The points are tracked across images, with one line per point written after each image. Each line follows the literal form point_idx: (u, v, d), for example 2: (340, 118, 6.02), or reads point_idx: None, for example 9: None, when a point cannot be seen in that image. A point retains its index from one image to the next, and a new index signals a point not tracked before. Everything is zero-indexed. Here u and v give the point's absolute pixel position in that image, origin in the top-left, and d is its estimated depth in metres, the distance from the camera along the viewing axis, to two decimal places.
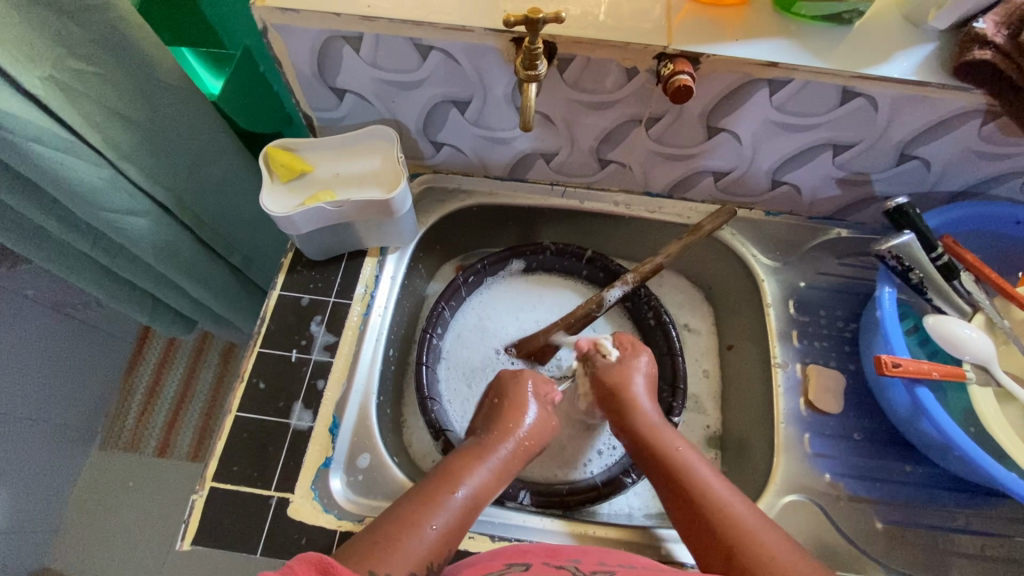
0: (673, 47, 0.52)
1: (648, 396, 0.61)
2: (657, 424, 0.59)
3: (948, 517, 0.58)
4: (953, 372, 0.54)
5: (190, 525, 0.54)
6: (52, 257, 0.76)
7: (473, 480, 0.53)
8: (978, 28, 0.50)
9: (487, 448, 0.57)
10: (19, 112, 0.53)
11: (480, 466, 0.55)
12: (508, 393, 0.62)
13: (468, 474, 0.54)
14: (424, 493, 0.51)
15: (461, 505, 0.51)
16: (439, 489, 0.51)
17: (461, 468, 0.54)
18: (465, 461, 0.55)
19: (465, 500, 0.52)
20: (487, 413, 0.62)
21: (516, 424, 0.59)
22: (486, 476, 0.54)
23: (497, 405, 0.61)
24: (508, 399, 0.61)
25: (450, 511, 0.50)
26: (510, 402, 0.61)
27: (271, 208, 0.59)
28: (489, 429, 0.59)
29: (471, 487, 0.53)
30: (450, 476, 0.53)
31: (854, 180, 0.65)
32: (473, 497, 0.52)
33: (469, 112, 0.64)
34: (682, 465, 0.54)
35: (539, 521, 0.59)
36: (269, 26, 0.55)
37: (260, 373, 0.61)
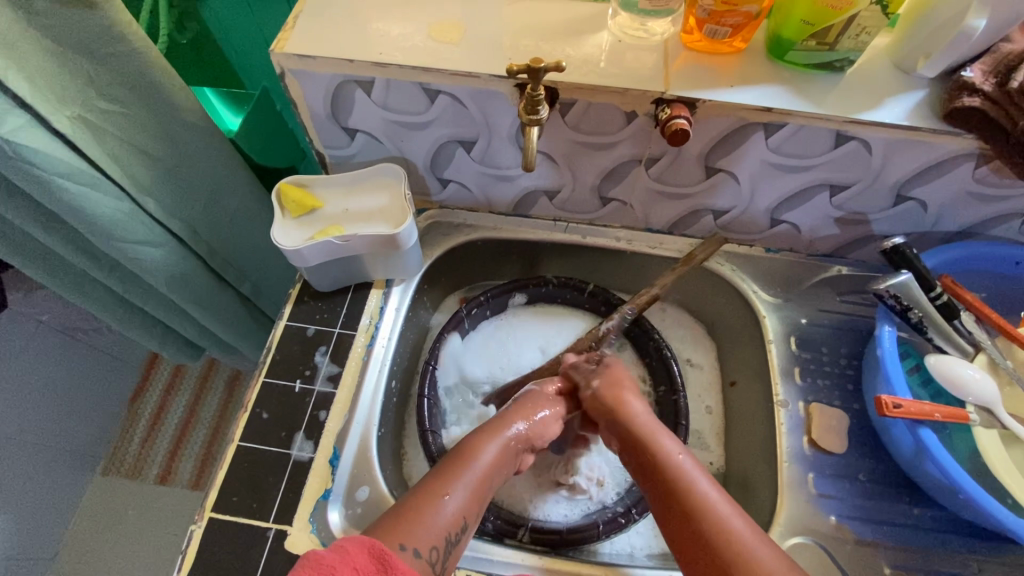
0: (670, 92, 0.55)
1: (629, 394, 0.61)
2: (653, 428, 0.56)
3: (963, 564, 0.56)
4: (957, 414, 0.52)
5: (187, 556, 0.54)
6: (69, 285, 0.78)
7: (487, 458, 0.54)
8: (965, 77, 0.52)
9: (498, 429, 0.57)
10: (47, 148, 0.55)
11: (497, 444, 0.55)
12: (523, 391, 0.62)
13: (482, 451, 0.54)
14: (444, 470, 0.52)
15: (477, 482, 0.52)
16: (457, 467, 0.52)
17: (477, 448, 0.54)
18: (481, 441, 0.55)
19: (479, 478, 0.52)
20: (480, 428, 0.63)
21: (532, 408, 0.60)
22: (500, 455, 0.55)
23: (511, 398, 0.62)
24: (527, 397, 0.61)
25: (467, 485, 0.51)
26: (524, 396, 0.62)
27: (281, 241, 0.60)
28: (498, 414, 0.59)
29: (485, 464, 0.53)
30: (468, 452, 0.54)
31: (852, 220, 0.66)
32: (488, 477, 0.53)
33: (474, 151, 0.66)
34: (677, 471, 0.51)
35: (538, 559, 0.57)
36: (286, 71, 0.58)
37: (263, 403, 0.62)
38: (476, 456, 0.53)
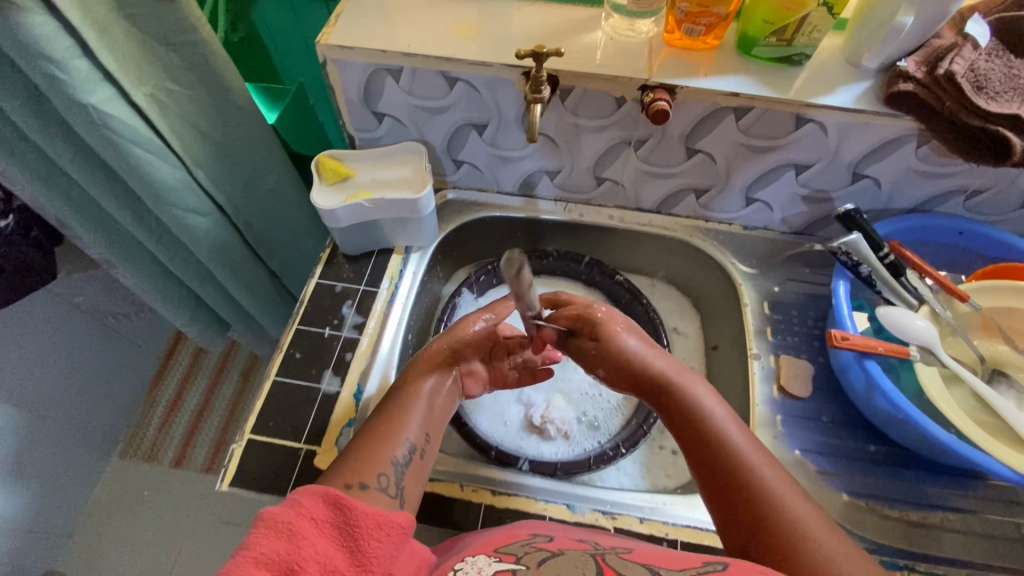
0: (654, 79, 0.65)
1: (655, 355, 0.61)
2: (685, 381, 0.59)
3: (914, 493, 0.63)
4: (897, 349, 0.60)
5: (229, 469, 0.62)
6: (122, 256, 0.87)
7: (424, 388, 0.60)
8: (901, 66, 0.62)
9: (433, 360, 0.63)
10: (127, 119, 0.65)
11: (436, 376, 0.62)
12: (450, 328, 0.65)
13: (418, 384, 0.60)
14: (389, 409, 0.58)
15: (419, 413, 0.58)
16: (403, 406, 0.58)
17: (414, 381, 0.61)
18: (416, 375, 0.61)
19: (420, 408, 0.59)
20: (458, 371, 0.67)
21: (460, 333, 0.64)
22: (438, 384, 0.62)
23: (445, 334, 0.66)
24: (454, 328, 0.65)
25: (411, 417, 0.57)
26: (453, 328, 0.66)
27: (318, 203, 0.69)
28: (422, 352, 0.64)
29: (425, 394, 0.60)
30: (411, 390, 0.60)
31: (817, 198, 0.75)
32: (429, 404, 0.60)
33: (486, 134, 0.76)
34: (720, 428, 0.55)
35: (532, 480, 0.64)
36: (329, 60, 0.69)
37: (296, 346, 0.70)
38: (418, 390, 0.60)
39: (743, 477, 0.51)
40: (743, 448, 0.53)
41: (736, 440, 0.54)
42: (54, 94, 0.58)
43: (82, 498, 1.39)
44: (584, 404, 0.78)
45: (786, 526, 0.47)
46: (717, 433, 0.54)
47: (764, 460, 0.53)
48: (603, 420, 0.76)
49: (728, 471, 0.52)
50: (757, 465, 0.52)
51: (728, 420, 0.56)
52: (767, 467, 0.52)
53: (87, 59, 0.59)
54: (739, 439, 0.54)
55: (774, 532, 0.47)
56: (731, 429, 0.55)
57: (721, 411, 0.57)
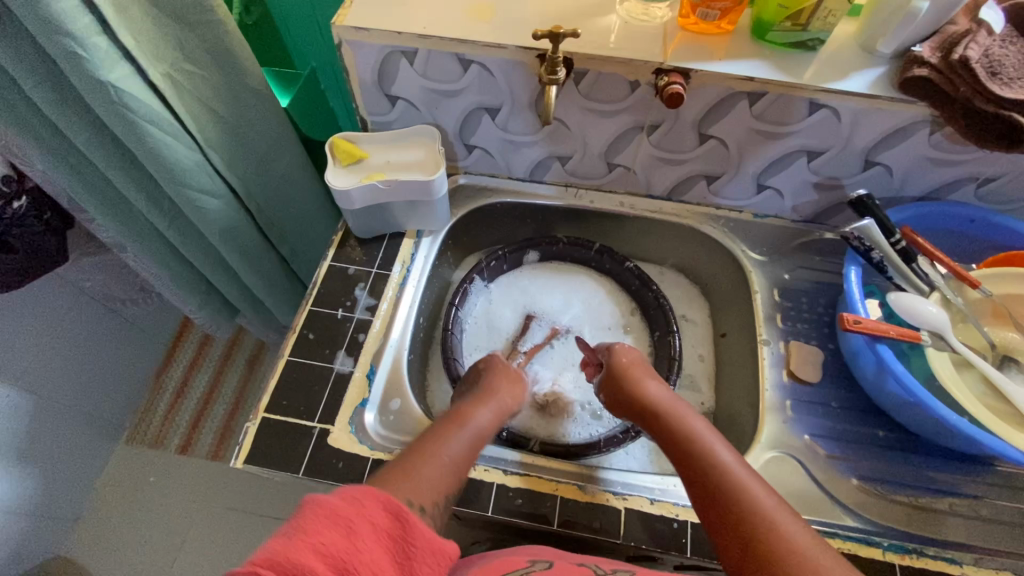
0: (668, 63, 0.65)
1: (670, 398, 0.64)
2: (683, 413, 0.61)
3: (921, 477, 0.64)
4: (907, 333, 0.60)
5: (244, 446, 0.62)
6: (135, 238, 0.87)
7: (455, 447, 0.56)
8: (916, 52, 0.61)
9: (462, 421, 0.59)
10: (145, 98, 0.65)
11: (488, 409, 0.62)
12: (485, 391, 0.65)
13: (450, 440, 0.56)
14: (416, 452, 0.54)
15: (452, 466, 0.54)
16: (448, 430, 0.58)
17: (443, 435, 0.57)
18: (445, 428, 0.58)
19: (452, 463, 0.54)
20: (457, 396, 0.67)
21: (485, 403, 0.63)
22: (469, 446, 0.57)
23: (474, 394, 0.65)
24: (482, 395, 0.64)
25: (444, 467, 0.53)
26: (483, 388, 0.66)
27: (332, 184, 0.70)
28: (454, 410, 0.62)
29: (455, 452, 0.55)
30: (456, 419, 0.60)
31: (828, 185, 0.76)
32: (458, 462, 0.55)
33: (498, 118, 0.76)
34: (710, 450, 0.56)
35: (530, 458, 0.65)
36: (344, 41, 0.69)
37: (309, 326, 0.71)
38: (468, 420, 0.60)
39: (732, 493, 0.51)
40: (730, 465, 0.54)
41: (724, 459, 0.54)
42: (73, 73, 0.58)
43: (89, 482, 1.40)
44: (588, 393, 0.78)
45: (775, 539, 0.47)
46: (703, 451, 0.56)
47: (751, 476, 0.53)
48: (606, 409, 0.77)
49: (718, 488, 0.52)
50: (747, 484, 0.52)
51: (717, 443, 0.57)
52: (756, 483, 0.52)
53: (106, 37, 0.59)
54: (730, 460, 0.54)
55: (764, 547, 0.47)
56: (720, 450, 0.55)
57: (715, 440, 0.57)
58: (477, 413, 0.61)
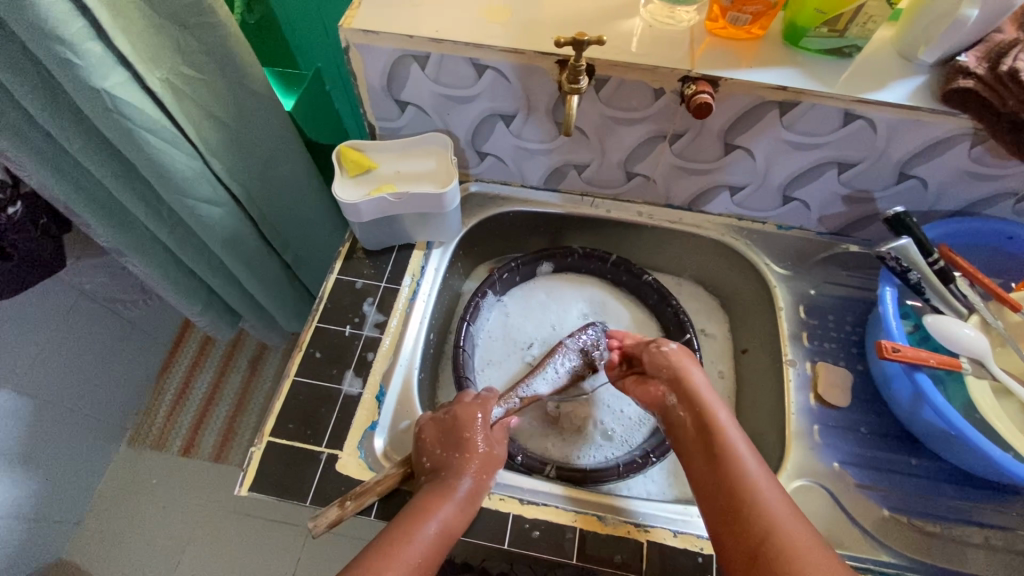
0: (696, 71, 0.61)
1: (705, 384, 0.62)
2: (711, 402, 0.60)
3: (955, 508, 0.61)
4: (948, 361, 0.58)
5: (248, 473, 0.60)
6: (134, 246, 0.84)
7: (442, 514, 0.53)
8: (961, 61, 0.58)
9: (449, 485, 0.56)
10: (141, 105, 0.62)
11: (475, 475, 0.58)
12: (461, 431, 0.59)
13: (435, 506, 0.54)
14: (398, 526, 0.53)
15: (434, 537, 0.52)
16: (432, 500, 0.54)
17: (430, 502, 0.54)
18: (434, 495, 0.55)
19: (437, 533, 0.53)
20: (436, 436, 0.59)
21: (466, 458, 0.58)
22: (457, 512, 0.54)
23: (445, 437, 0.59)
24: (460, 441, 0.59)
25: (426, 543, 0.52)
26: (458, 429, 0.60)
27: (340, 196, 0.66)
28: (444, 461, 0.57)
29: (441, 520, 0.53)
30: (443, 483, 0.56)
31: (858, 198, 0.72)
32: (445, 530, 0.53)
33: (513, 125, 0.73)
34: (730, 444, 0.56)
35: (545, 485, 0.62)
36: (352, 45, 0.65)
37: (316, 344, 0.68)
38: (452, 489, 0.56)
39: (748, 501, 0.52)
40: (751, 470, 0.54)
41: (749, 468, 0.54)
42: (67, 79, 0.55)
43: (90, 486, 1.38)
44: (608, 414, 0.75)
45: (782, 555, 0.48)
46: (727, 447, 0.56)
47: (769, 482, 0.53)
48: (617, 429, 0.74)
49: (729, 489, 0.53)
50: (763, 487, 0.53)
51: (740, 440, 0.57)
52: (777, 497, 0.52)
53: (100, 41, 0.55)
54: (749, 460, 0.55)
55: (771, 560, 0.48)
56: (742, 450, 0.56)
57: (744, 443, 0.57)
58: (466, 476, 0.57)
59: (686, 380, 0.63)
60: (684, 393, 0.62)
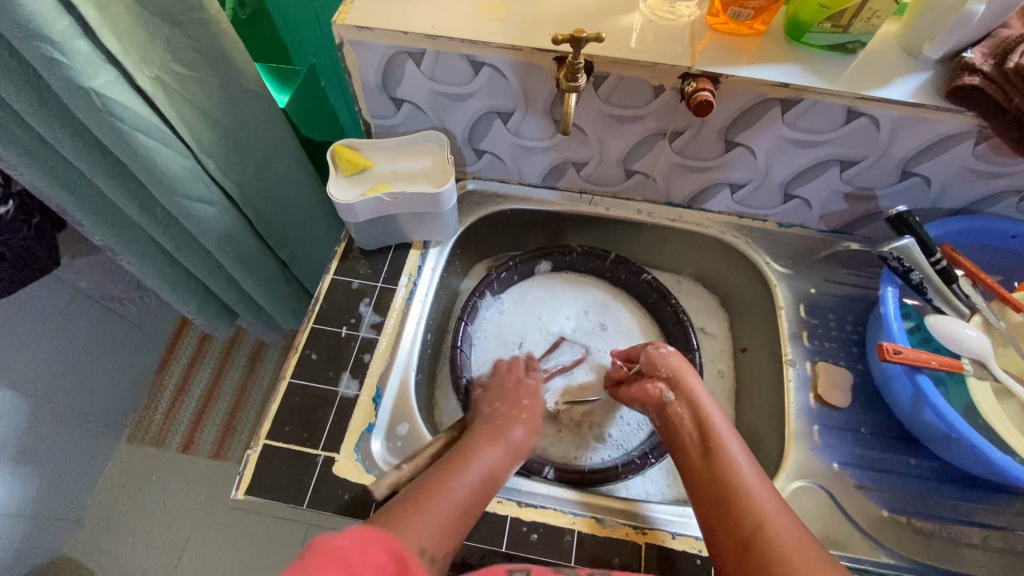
0: (696, 68, 0.60)
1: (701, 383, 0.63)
2: (704, 400, 0.61)
3: (955, 508, 0.61)
4: (950, 363, 0.57)
5: (245, 476, 0.59)
6: (127, 245, 0.83)
7: (486, 459, 0.58)
8: (967, 58, 0.57)
9: (495, 432, 0.61)
10: (131, 103, 0.61)
11: (524, 427, 0.64)
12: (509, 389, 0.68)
13: (478, 454, 0.58)
14: (433, 476, 0.55)
15: (475, 486, 0.55)
16: (464, 457, 0.57)
17: (475, 450, 0.58)
18: (478, 444, 0.59)
19: (478, 481, 0.56)
20: (493, 398, 0.67)
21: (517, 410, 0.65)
22: (501, 459, 0.59)
23: (497, 399, 0.66)
24: (514, 400, 0.66)
25: (467, 486, 0.55)
26: (512, 393, 0.67)
27: (335, 196, 0.66)
28: (495, 418, 0.63)
29: (484, 467, 0.57)
30: (493, 433, 0.61)
31: (860, 196, 0.71)
32: (487, 479, 0.57)
33: (510, 123, 0.71)
34: (721, 439, 0.57)
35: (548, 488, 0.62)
36: (346, 41, 0.64)
37: (312, 346, 0.67)
38: (504, 436, 0.61)
39: (738, 494, 0.53)
40: (740, 464, 0.55)
41: (743, 469, 0.55)
42: (54, 79, 0.54)
43: (90, 483, 1.38)
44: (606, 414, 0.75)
45: (771, 548, 0.48)
46: (718, 442, 0.57)
47: (758, 477, 0.54)
48: (614, 431, 0.74)
49: (719, 482, 0.54)
50: (752, 481, 0.54)
51: (731, 434, 0.58)
52: (770, 495, 0.53)
53: (86, 38, 0.54)
54: (739, 456, 0.56)
55: (761, 551, 0.49)
56: (733, 445, 0.57)
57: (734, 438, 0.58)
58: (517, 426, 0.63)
59: (684, 378, 0.63)
60: (682, 392, 0.62)
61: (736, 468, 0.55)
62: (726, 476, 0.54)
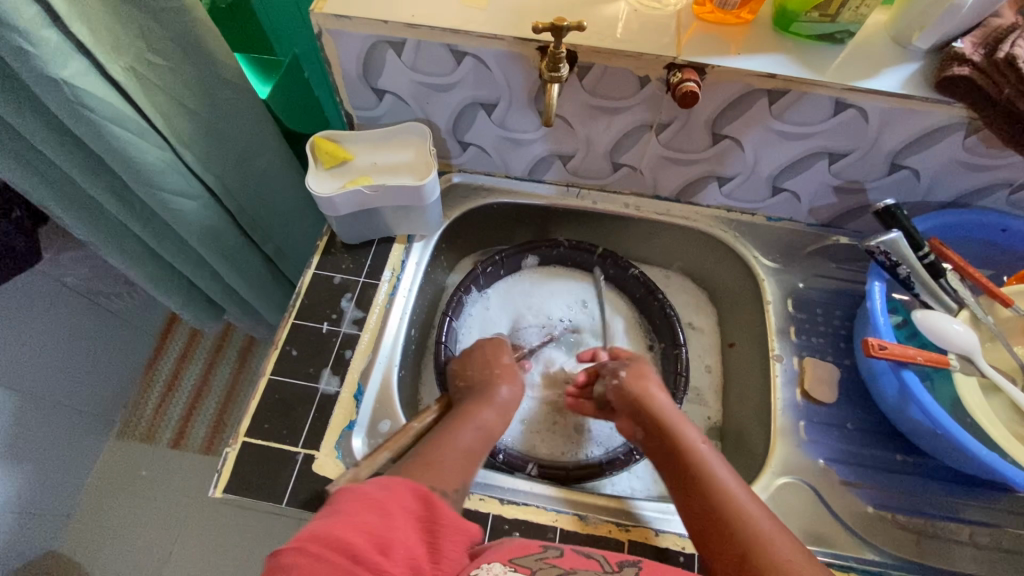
0: (682, 58, 0.59)
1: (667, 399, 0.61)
2: (677, 419, 0.59)
3: (940, 505, 0.60)
4: (937, 358, 0.57)
5: (223, 474, 0.58)
6: (107, 240, 0.82)
7: (483, 415, 0.59)
8: (956, 48, 0.56)
9: (487, 390, 0.62)
10: (103, 94, 0.59)
11: (509, 385, 0.64)
12: (493, 352, 0.67)
13: (475, 412, 0.59)
14: (437, 433, 0.55)
15: (478, 436, 0.56)
16: (476, 401, 0.60)
17: (473, 407, 0.59)
18: (476, 402, 0.60)
19: (479, 433, 0.57)
20: (474, 364, 0.66)
21: (509, 373, 0.65)
22: (498, 414, 0.60)
23: (483, 360, 0.66)
24: (498, 362, 0.66)
25: (468, 440, 0.55)
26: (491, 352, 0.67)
27: (314, 189, 0.64)
28: (482, 381, 0.64)
29: (481, 422, 0.58)
30: (484, 393, 0.62)
31: (848, 189, 0.70)
32: (487, 432, 0.58)
33: (495, 114, 0.70)
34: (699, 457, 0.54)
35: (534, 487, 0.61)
36: (324, 30, 0.62)
37: (293, 342, 0.66)
38: (492, 397, 0.61)
39: (726, 510, 0.49)
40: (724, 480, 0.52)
41: (727, 484, 0.51)
42: (21, 68, 0.52)
43: (79, 479, 1.37)
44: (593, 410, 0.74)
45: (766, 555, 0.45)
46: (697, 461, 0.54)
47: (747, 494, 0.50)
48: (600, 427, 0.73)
49: (705, 502, 0.50)
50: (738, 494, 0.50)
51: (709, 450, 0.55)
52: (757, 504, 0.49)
53: (55, 28, 0.52)
54: (723, 473, 0.52)
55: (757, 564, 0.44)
56: (713, 461, 0.54)
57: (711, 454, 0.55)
58: (504, 386, 0.63)
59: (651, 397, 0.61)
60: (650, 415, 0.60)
61: (719, 485, 0.51)
62: (708, 496, 0.51)
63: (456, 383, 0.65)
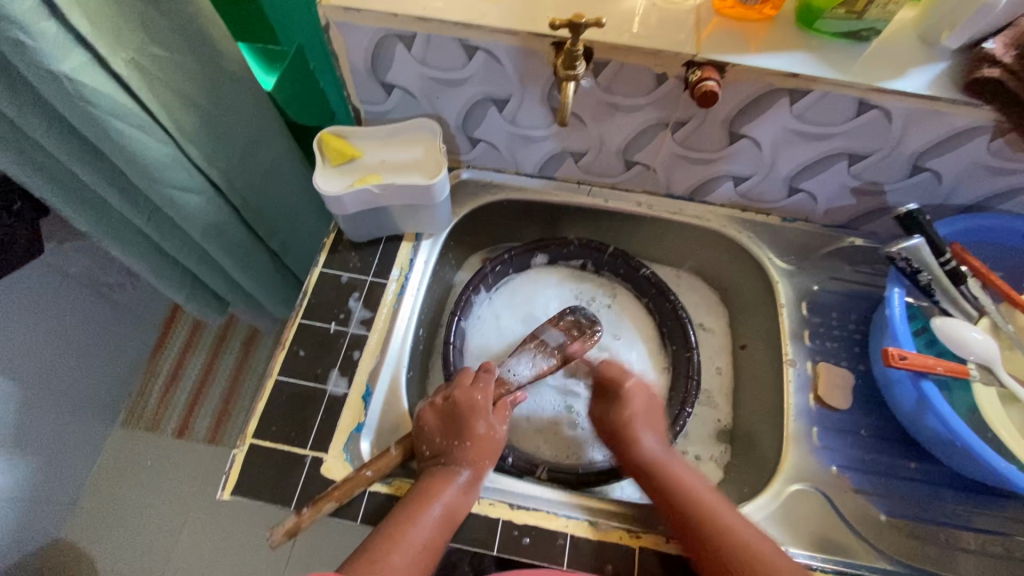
0: (701, 55, 0.57)
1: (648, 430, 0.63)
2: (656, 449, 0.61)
3: (953, 513, 0.60)
4: (956, 369, 0.56)
5: (231, 476, 0.58)
6: (109, 233, 0.80)
7: (444, 495, 0.54)
8: (986, 48, 0.54)
9: (450, 454, 0.57)
10: (104, 88, 0.57)
11: (484, 423, 0.60)
12: (459, 399, 0.61)
13: (439, 490, 0.55)
14: (403, 514, 0.53)
15: (438, 521, 0.53)
16: (434, 485, 0.55)
17: (434, 484, 0.55)
18: (438, 477, 0.55)
19: (441, 516, 0.53)
20: (436, 423, 0.59)
21: (471, 428, 0.59)
22: (461, 490, 0.55)
23: (448, 416, 0.60)
24: (463, 419, 0.59)
25: (430, 526, 0.52)
26: (459, 408, 0.60)
27: (321, 188, 0.63)
28: (450, 444, 0.58)
29: (445, 503, 0.54)
30: (443, 469, 0.56)
31: (867, 190, 0.69)
32: (449, 513, 0.54)
33: (506, 110, 0.68)
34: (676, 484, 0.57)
35: (544, 491, 0.61)
36: (332, 23, 0.60)
37: (300, 342, 0.65)
38: (453, 473, 0.56)
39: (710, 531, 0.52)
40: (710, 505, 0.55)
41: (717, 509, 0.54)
42: (19, 62, 0.51)
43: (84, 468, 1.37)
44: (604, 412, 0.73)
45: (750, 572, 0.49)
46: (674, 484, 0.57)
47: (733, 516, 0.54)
48: None
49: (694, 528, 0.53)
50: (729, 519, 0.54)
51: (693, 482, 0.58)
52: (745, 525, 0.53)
53: (55, 20, 0.50)
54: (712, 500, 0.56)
55: None
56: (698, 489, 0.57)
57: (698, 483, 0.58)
58: (466, 463, 0.57)
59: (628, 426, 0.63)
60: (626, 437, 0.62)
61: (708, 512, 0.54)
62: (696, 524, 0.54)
63: (421, 443, 0.59)
